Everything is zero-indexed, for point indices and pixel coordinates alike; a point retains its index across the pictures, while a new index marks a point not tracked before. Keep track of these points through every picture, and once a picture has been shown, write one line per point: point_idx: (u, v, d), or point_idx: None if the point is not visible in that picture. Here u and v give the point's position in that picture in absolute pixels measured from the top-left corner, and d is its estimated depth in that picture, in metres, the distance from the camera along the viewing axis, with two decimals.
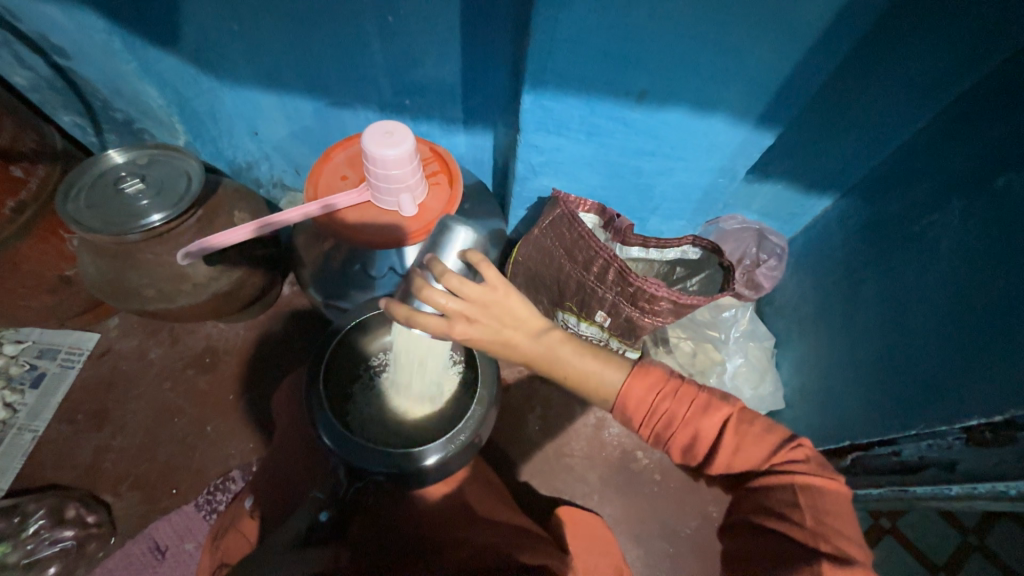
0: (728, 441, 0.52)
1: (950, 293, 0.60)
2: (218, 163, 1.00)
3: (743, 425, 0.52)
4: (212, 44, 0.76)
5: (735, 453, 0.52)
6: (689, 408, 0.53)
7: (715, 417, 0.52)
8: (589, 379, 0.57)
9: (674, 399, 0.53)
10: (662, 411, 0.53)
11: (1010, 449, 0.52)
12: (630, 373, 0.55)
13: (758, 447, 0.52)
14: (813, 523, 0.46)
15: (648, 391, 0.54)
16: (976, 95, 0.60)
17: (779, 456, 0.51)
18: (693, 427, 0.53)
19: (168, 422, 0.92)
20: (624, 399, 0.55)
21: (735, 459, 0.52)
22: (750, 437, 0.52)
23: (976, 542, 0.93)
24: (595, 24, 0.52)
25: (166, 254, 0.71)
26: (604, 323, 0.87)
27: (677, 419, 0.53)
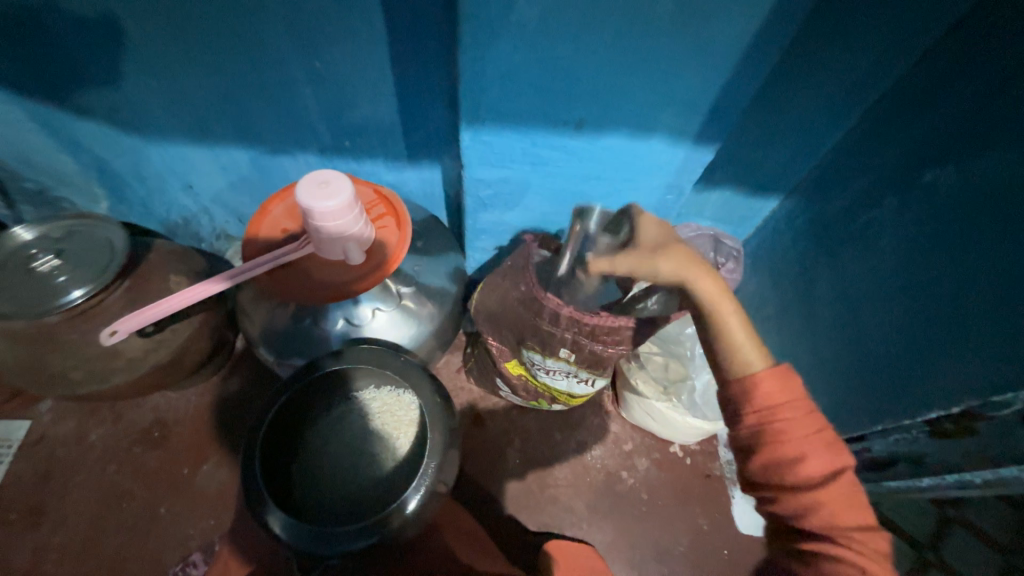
0: (836, 484, 0.45)
1: (895, 287, 0.62)
2: (151, 224, 0.95)
3: (853, 485, 0.46)
4: (131, 101, 0.71)
5: (835, 499, 0.45)
6: (816, 432, 0.47)
7: (835, 461, 0.46)
8: (735, 343, 0.53)
9: (803, 416, 0.47)
10: (783, 417, 0.48)
11: (971, 440, 0.54)
12: (770, 369, 0.50)
13: (852, 510, 0.45)
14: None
15: (782, 396, 0.48)
16: (896, 94, 0.63)
17: (859, 531, 0.44)
18: (805, 449, 0.46)
19: (116, 509, 0.84)
20: (754, 381, 0.50)
21: (829, 504, 0.45)
22: (852, 497, 0.46)
23: (954, 514, 0.96)
24: (523, 56, 0.51)
25: (92, 332, 0.65)
26: (570, 359, 0.76)
27: (791, 432, 0.47)
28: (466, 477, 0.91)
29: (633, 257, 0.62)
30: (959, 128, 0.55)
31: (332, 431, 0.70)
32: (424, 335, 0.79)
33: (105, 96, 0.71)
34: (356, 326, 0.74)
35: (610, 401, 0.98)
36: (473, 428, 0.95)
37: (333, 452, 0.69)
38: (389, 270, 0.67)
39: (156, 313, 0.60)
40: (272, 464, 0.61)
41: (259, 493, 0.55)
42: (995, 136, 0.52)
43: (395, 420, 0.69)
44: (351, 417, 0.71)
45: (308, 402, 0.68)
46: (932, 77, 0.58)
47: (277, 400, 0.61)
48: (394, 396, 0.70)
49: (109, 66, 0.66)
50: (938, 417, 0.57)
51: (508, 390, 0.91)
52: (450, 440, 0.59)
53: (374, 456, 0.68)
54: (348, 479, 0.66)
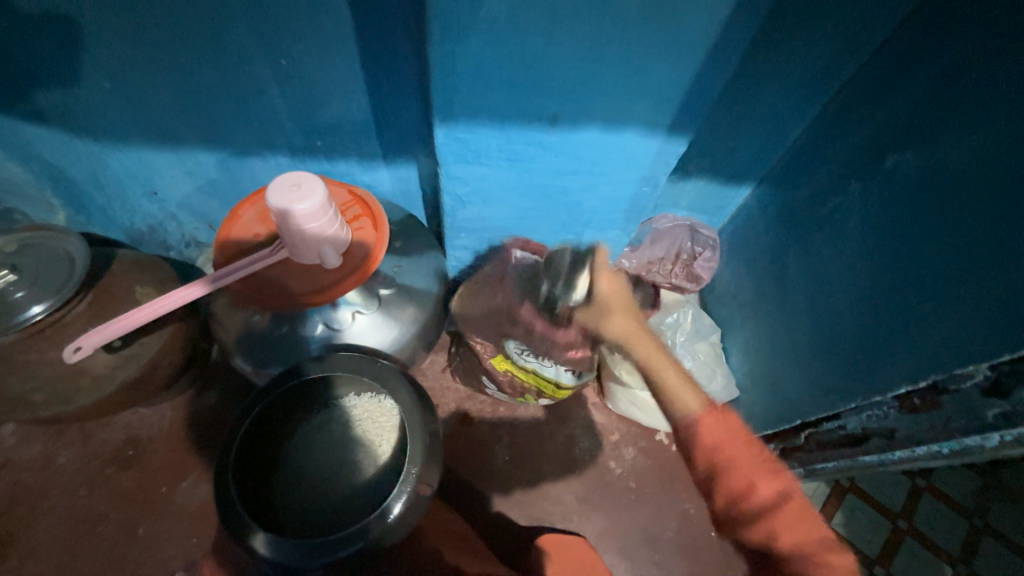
0: (788, 509, 0.63)
1: (863, 269, 0.64)
2: (112, 233, 0.90)
3: (802, 503, 0.64)
4: (85, 105, 0.68)
5: (782, 523, 0.63)
6: (753, 459, 0.66)
7: (783, 487, 0.64)
8: (681, 390, 0.70)
9: (741, 449, 0.66)
10: (726, 450, 0.66)
11: (935, 413, 0.55)
12: (706, 411, 0.68)
13: (799, 530, 0.62)
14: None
15: (720, 446, 0.66)
16: (860, 81, 0.65)
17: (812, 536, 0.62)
18: (753, 479, 0.65)
19: (89, 533, 0.81)
20: (698, 425, 0.68)
21: (776, 526, 0.63)
22: (801, 521, 0.63)
23: (924, 484, 1.00)
24: (494, 52, 0.51)
25: (54, 349, 0.63)
26: None
27: (736, 462, 0.65)
28: (455, 477, 0.91)
29: (585, 314, 0.76)
30: (918, 113, 0.58)
31: (312, 442, 0.68)
32: (407, 337, 0.77)
33: (56, 101, 0.67)
34: (335, 331, 0.72)
35: (594, 393, 0.99)
36: (460, 427, 0.95)
37: (314, 464, 0.67)
38: (368, 272, 0.66)
39: (123, 330, 0.58)
40: (249, 477, 0.59)
41: (236, 508, 0.54)
42: (949, 121, 0.54)
43: (377, 427, 0.68)
44: (331, 426, 0.69)
45: (285, 413, 0.66)
46: (894, 62, 0.60)
47: (252, 411, 0.60)
48: (375, 402, 0.69)
49: (60, 68, 0.63)
50: (906, 392, 0.58)
51: (494, 388, 0.91)
52: (431, 441, 0.59)
53: (357, 462, 0.66)
54: (329, 490, 0.65)
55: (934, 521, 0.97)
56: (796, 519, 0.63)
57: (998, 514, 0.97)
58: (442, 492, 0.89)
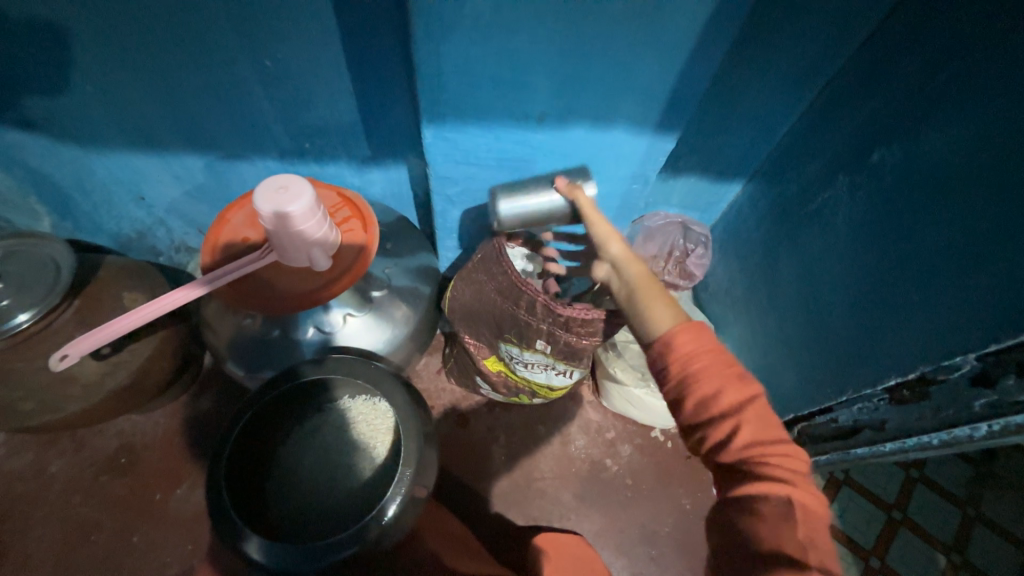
0: (747, 412, 0.47)
1: (852, 262, 0.64)
2: (101, 240, 0.89)
3: (765, 411, 0.48)
4: (70, 109, 0.67)
5: (747, 426, 0.46)
6: (725, 369, 0.48)
7: (747, 395, 0.47)
8: (654, 310, 0.55)
9: (715, 356, 0.49)
10: (698, 361, 0.49)
11: (925, 403, 0.55)
12: (683, 324, 0.52)
13: (764, 436, 0.47)
14: (805, 537, 0.41)
15: (696, 344, 0.50)
16: (845, 76, 0.66)
17: (777, 455, 0.46)
18: (719, 385, 0.48)
19: (84, 542, 0.80)
20: (670, 335, 0.51)
21: (747, 430, 0.46)
22: (768, 423, 0.47)
23: (917, 475, 1.01)
24: (479, 52, 0.51)
25: (41, 358, 0.62)
26: (546, 350, 0.75)
27: (706, 384, 0.48)
28: (452, 478, 0.90)
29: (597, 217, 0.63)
30: (901, 107, 0.58)
31: (305, 444, 0.68)
32: (401, 339, 0.78)
33: (39, 106, 0.66)
34: (328, 335, 0.72)
35: (590, 392, 0.99)
36: (457, 428, 0.95)
37: (309, 467, 0.67)
38: (358, 274, 0.66)
39: (114, 333, 0.57)
40: (242, 482, 0.59)
41: (229, 520, 0.53)
42: (933, 115, 0.54)
43: (370, 426, 0.67)
44: (324, 430, 0.68)
45: (275, 421, 0.65)
46: (878, 56, 0.61)
47: (238, 421, 0.59)
48: (369, 405, 0.68)
49: (43, 74, 0.62)
50: (895, 384, 0.58)
51: (489, 388, 0.90)
52: (425, 442, 0.59)
53: (352, 464, 0.66)
54: (324, 490, 0.65)
55: (928, 511, 0.98)
56: (768, 427, 0.47)
57: (992, 503, 0.98)
58: (439, 493, 0.89)
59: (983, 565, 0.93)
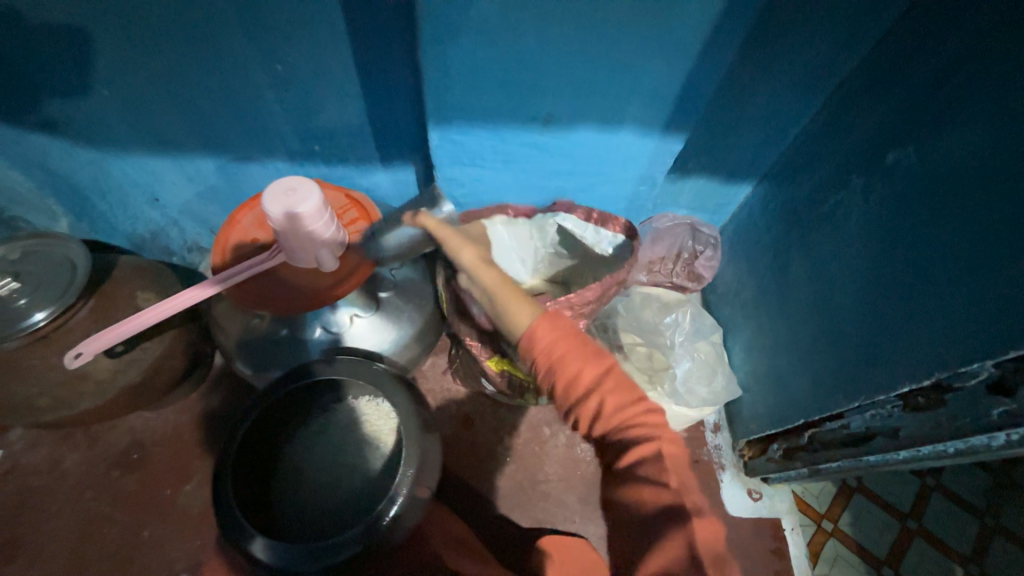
0: (605, 387, 0.48)
1: (864, 264, 0.63)
2: (116, 240, 0.91)
3: (617, 374, 0.49)
4: (86, 113, 0.69)
5: (609, 400, 0.48)
6: (579, 352, 0.48)
7: (604, 366, 0.49)
8: (511, 307, 0.53)
9: (573, 341, 0.49)
10: (558, 353, 0.48)
11: (942, 411, 0.52)
12: (540, 317, 0.50)
13: (623, 400, 0.49)
14: (680, 484, 0.46)
15: (553, 335, 0.49)
16: (860, 75, 0.65)
17: (639, 413, 0.49)
18: (578, 369, 0.48)
19: (95, 536, 0.82)
20: (530, 335, 0.49)
21: (609, 406, 0.48)
22: (622, 385, 0.49)
23: (933, 483, 0.98)
24: (485, 54, 0.51)
25: (56, 355, 0.64)
26: None
27: (571, 370, 0.48)
28: (456, 479, 0.91)
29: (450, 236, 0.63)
30: (917, 107, 0.57)
31: (312, 445, 0.67)
32: (406, 340, 0.78)
33: (56, 108, 0.68)
34: (333, 334, 0.72)
35: None
36: (462, 429, 0.95)
37: (314, 469, 0.65)
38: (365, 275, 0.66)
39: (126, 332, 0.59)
40: (247, 480, 0.60)
41: (234, 518, 0.54)
42: (948, 116, 0.53)
43: (373, 428, 0.66)
44: (329, 431, 0.67)
45: (280, 419, 0.66)
46: (894, 56, 0.60)
47: (245, 420, 0.61)
48: (373, 406, 0.67)
49: (61, 78, 0.64)
50: (909, 391, 0.56)
51: (494, 389, 0.90)
52: (427, 443, 0.59)
53: (358, 460, 0.65)
54: (326, 494, 0.63)
55: (945, 521, 0.95)
56: (623, 390, 0.49)
57: (1011, 514, 0.96)
58: (443, 494, 0.89)
59: None
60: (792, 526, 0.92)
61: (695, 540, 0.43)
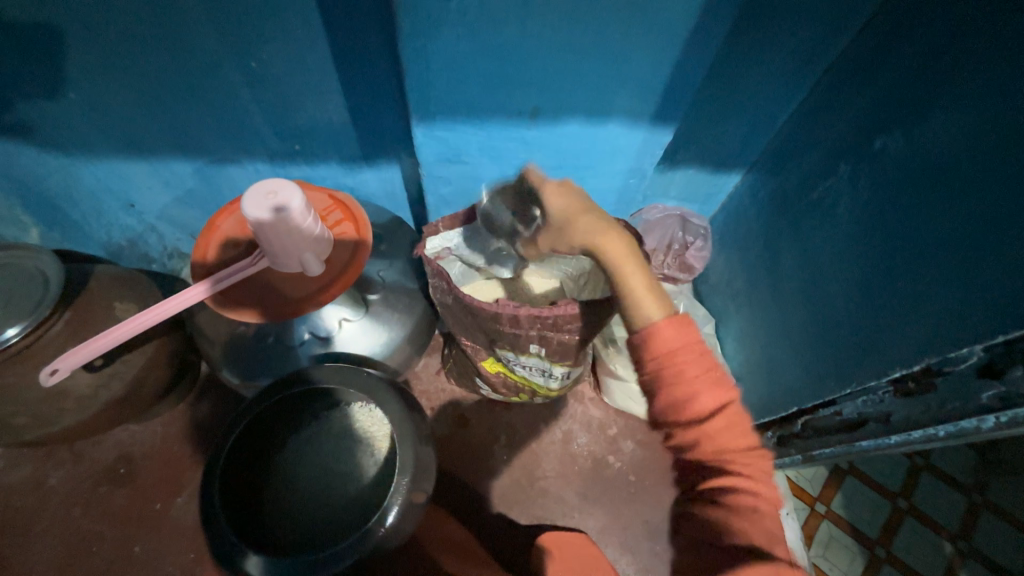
0: (720, 417, 0.47)
1: (853, 250, 0.63)
2: (92, 249, 0.88)
3: (737, 414, 0.48)
4: (51, 117, 0.66)
5: (715, 432, 0.47)
6: (702, 373, 0.47)
7: (723, 399, 0.47)
8: (637, 295, 0.51)
9: (696, 358, 0.47)
10: (678, 361, 0.47)
11: (931, 396, 0.52)
12: (667, 319, 0.49)
13: (732, 438, 0.48)
14: (766, 528, 0.46)
15: (677, 345, 0.48)
16: (847, 61, 0.64)
17: (744, 453, 0.48)
18: (697, 389, 0.47)
19: (85, 554, 0.80)
20: (651, 331, 0.48)
21: (715, 436, 0.47)
22: (737, 426, 0.48)
23: (923, 462, 1.00)
24: (467, 47, 0.49)
25: (31, 372, 0.61)
26: (541, 353, 0.72)
27: (684, 379, 0.47)
28: (453, 479, 0.90)
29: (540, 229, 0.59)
30: (904, 92, 0.57)
31: (303, 453, 0.67)
32: (398, 342, 0.77)
33: (19, 113, 0.65)
34: (325, 340, 0.71)
35: (591, 388, 0.98)
36: (457, 429, 0.94)
37: (305, 478, 0.65)
38: (352, 278, 0.65)
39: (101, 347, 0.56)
40: (236, 492, 0.59)
41: (226, 536, 0.53)
42: (936, 100, 0.53)
43: (366, 439, 0.66)
44: (320, 439, 0.67)
45: (269, 431, 0.65)
46: (881, 41, 0.59)
47: (230, 436, 0.58)
48: (366, 413, 0.67)
49: (23, 81, 0.61)
50: (900, 375, 0.55)
51: (489, 388, 0.89)
52: (421, 447, 0.59)
53: (352, 468, 0.65)
54: (319, 501, 0.63)
55: (934, 499, 0.97)
56: (736, 422, 0.48)
57: (997, 489, 0.98)
58: (440, 495, 0.89)
59: (989, 551, 0.93)
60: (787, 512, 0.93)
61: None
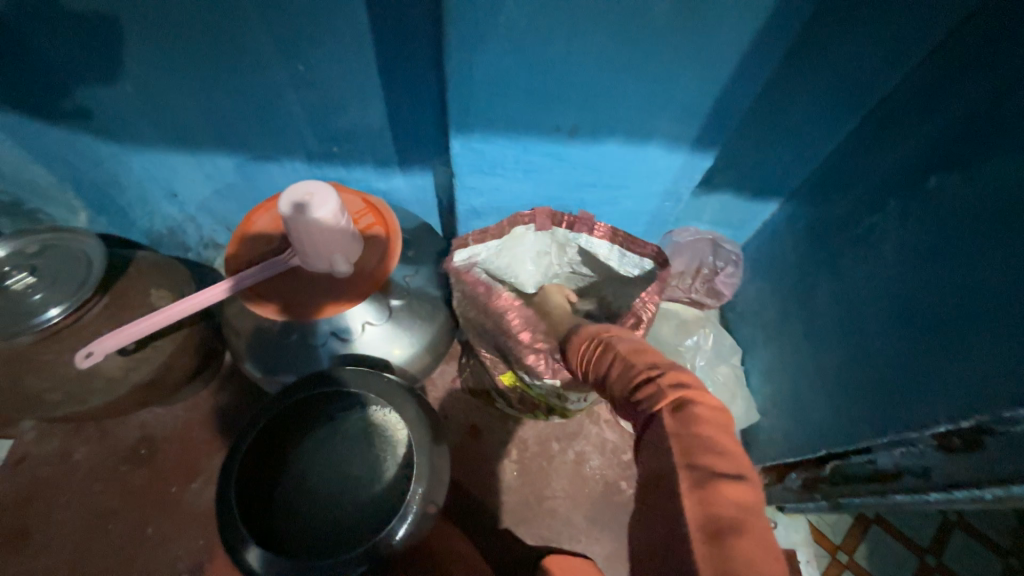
0: (619, 361, 0.50)
1: (898, 292, 0.60)
2: (133, 234, 0.92)
3: (641, 352, 0.50)
4: (109, 107, 0.69)
5: (618, 368, 0.50)
6: (608, 340, 0.54)
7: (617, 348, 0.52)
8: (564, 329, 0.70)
9: (611, 336, 0.55)
10: (593, 344, 0.56)
11: (977, 455, 0.48)
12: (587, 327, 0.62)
13: (637, 370, 0.48)
14: (683, 441, 0.39)
15: (589, 333, 0.58)
16: (902, 93, 0.62)
17: (651, 376, 0.46)
18: (603, 352, 0.53)
19: (101, 530, 0.82)
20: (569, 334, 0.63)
21: (616, 374, 0.50)
22: (639, 359, 0.49)
23: (956, 518, 0.94)
24: (511, 62, 0.49)
25: (69, 351, 0.64)
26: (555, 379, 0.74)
27: (594, 351, 0.55)
28: (462, 491, 0.89)
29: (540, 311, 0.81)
30: (964, 130, 0.54)
31: (318, 453, 0.66)
32: (418, 349, 0.77)
33: (80, 102, 0.68)
34: (345, 340, 0.71)
35: (607, 410, 0.96)
36: (469, 440, 0.93)
37: (317, 477, 0.65)
38: (378, 283, 0.65)
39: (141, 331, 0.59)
40: (253, 480, 0.60)
41: (237, 524, 0.54)
42: (1000, 140, 0.50)
43: (381, 440, 0.66)
44: (336, 440, 0.67)
45: (290, 424, 0.65)
46: (941, 74, 0.57)
47: (253, 428, 0.61)
48: (382, 416, 0.67)
49: (85, 71, 0.64)
50: (946, 430, 0.52)
51: (504, 403, 0.89)
52: (436, 456, 0.59)
53: (365, 472, 0.65)
54: (331, 500, 0.63)
55: (968, 559, 0.91)
56: (633, 355, 0.50)
57: None
58: (447, 505, 0.88)
59: None
60: (807, 558, 0.90)
61: (700, 504, 0.36)
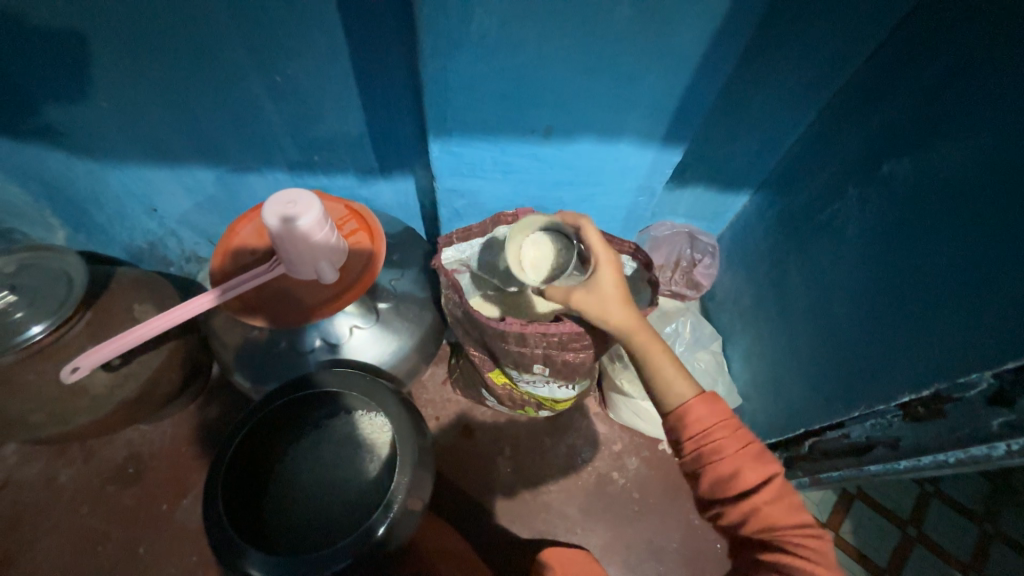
0: (764, 493, 0.47)
1: (861, 273, 0.63)
2: (114, 250, 0.91)
3: (784, 487, 0.48)
4: (84, 124, 0.69)
5: (764, 504, 0.46)
6: (743, 447, 0.48)
7: (768, 471, 0.47)
8: (670, 377, 0.54)
9: (730, 433, 0.49)
10: (716, 438, 0.49)
11: (941, 422, 0.51)
12: (699, 396, 0.52)
13: (783, 512, 0.46)
14: None
15: (709, 420, 0.50)
16: (855, 87, 0.66)
17: (798, 531, 0.46)
18: (738, 465, 0.48)
19: (89, 553, 0.81)
20: (686, 409, 0.51)
21: (762, 507, 0.46)
22: (788, 500, 0.47)
23: (933, 490, 0.99)
24: (483, 68, 0.51)
25: (52, 370, 0.63)
26: (545, 373, 0.72)
27: (726, 451, 0.48)
28: (456, 491, 0.90)
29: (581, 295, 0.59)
30: (910, 119, 0.58)
31: (305, 459, 0.68)
32: (404, 352, 0.77)
33: (53, 119, 0.68)
34: (332, 347, 0.72)
35: (596, 403, 0.98)
36: (462, 440, 0.94)
37: (304, 482, 0.67)
38: (364, 287, 0.66)
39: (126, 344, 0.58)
40: (237, 487, 0.60)
41: (225, 533, 0.54)
42: (941, 128, 0.54)
43: (364, 446, 0.67)
44: (322, 446, 0.68)
45: (274, 432, 0.66)
46: (888, 68, 0.61)
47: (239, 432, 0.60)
48: (366, 420, 0.68)
49: (59, 87, 0.63)
50: (909, 400, 0.55)
51: (494, 400, 0.89)
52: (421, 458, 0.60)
53: (349, 474, 0.66)
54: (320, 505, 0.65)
55: (945, 527, 0.95)
56: (783, 502, 0.47)
57: (1011, 519, 0.95)
58: (443, 506, 0.89)
59: None
60: None
61: None
